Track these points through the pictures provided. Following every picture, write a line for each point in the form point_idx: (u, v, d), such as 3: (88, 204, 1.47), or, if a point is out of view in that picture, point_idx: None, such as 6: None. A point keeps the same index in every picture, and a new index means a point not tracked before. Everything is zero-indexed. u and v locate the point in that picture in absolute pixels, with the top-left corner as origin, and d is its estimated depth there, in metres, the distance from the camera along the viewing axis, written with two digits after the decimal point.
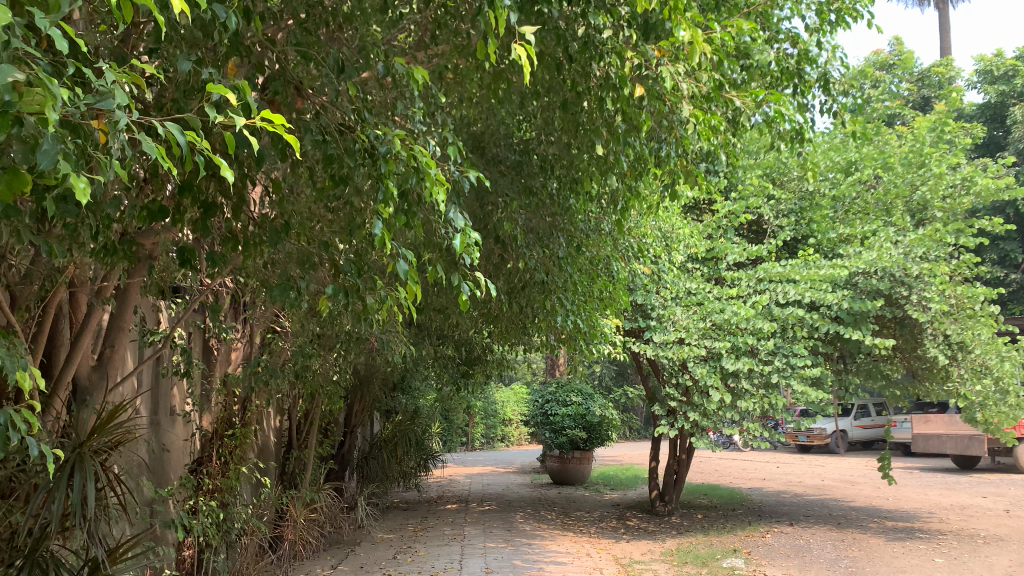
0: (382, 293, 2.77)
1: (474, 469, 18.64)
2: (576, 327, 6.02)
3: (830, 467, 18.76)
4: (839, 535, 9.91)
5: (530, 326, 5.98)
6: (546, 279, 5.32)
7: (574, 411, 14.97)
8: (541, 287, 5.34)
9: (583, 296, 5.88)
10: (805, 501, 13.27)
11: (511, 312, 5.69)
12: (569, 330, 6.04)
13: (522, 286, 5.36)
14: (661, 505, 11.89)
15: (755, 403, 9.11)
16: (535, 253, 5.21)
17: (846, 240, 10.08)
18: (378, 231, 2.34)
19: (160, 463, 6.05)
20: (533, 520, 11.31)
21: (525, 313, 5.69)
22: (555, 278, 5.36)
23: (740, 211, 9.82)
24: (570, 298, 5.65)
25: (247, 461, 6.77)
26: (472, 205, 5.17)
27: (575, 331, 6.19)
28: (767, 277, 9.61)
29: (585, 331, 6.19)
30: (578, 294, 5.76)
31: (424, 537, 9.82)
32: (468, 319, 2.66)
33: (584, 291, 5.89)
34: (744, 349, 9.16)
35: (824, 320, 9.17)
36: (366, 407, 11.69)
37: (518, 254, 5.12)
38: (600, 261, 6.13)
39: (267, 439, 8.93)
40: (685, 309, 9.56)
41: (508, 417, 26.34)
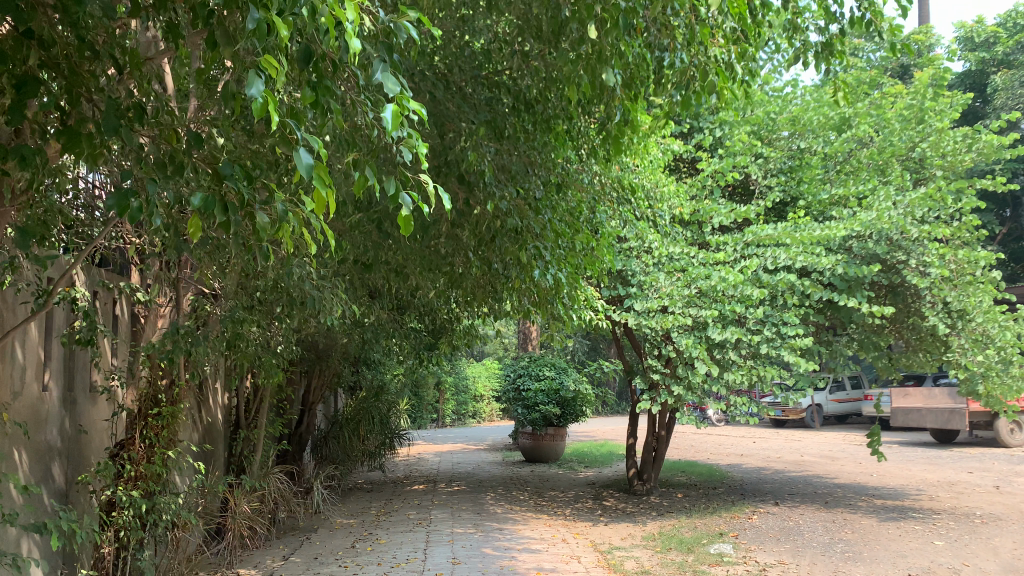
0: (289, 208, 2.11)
1: (443, 447, 17.88)
2: (553, 286, 5.21)
3: (808, 442, 18.33)
4: (829, 516, 9.36)
5: (500, 286, 5.22)
6: (520, 226, 4.45)
7: (547, 386, 14.42)
8: (515, 237, 4.47)
9: (565, 250, 5.13)
10: (787, 478, 12.74)
11: (478, 270, 4.88)
12: (546, 292, 5.28)
13: (492, 236, 4.48)
14: (639, 484, 11.26)
15: (743, 376, 8.48)
16: (508, 193, 4.37)
17: (839, 202, 9.42)
18: (254, 93, 1.65)
19: (74, 448, 5.28)
20: (504, 502, 10.63)
21: (498, 272, 4.87)
22: (530, 224, 4.50)
23: (727, 170, 9.07)
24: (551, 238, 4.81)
25: (178, 444, 5.92)
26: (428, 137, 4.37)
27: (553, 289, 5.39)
28: (756, 241, 8.95)
29: (563, 294, 5.43)
30: (558, 247, 4.93)
31: (386, 523, 9.06)
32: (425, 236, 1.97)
33: (564, 243, 5.08)
34: (731, 318, 8.50)
35: (817, 287, 8.56)
36: (324, 383, 10.89)
37: (486, 195, 4.26)
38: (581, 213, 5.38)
39: (210, 419, 8.10)
40: (669, 275, 8.85)
41: (479, 393, 25.54)
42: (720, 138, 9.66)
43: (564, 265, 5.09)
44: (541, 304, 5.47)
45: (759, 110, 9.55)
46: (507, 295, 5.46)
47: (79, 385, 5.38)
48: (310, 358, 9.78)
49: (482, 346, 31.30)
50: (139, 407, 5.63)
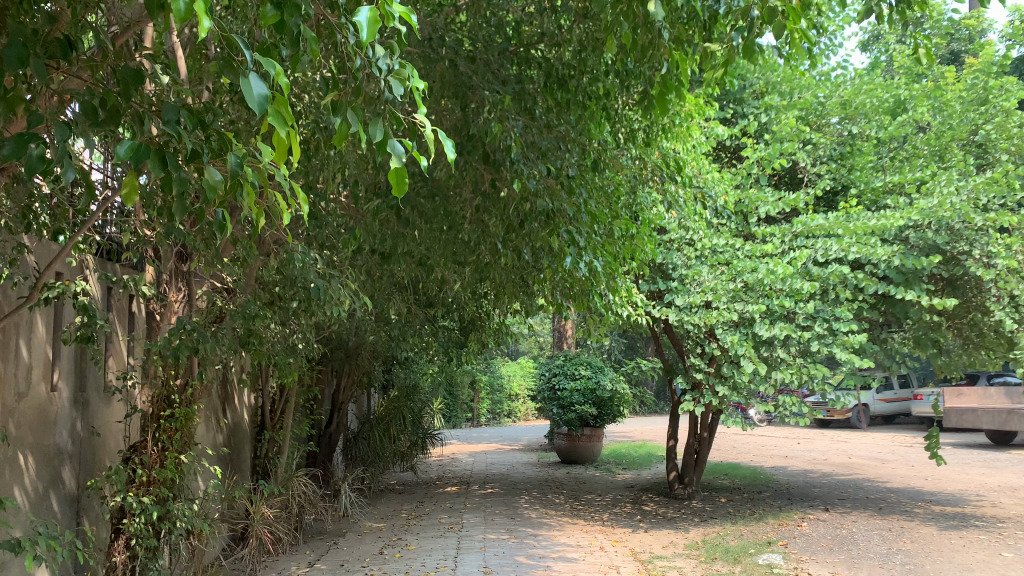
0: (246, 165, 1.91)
1: (478, 448, 17.54)
2: (588, 275, 4.77)
3: (856, 444, 17.61)
4: (886, 524, 8.79)
5: (532, 278, 4.83)
6: (552, 207, 4.03)
7: (583, 385, 14.02)
8: (545, 221, 4.03)
9: (603, 237, 4.71)
10: (836, 482, 12.14)
11: (507, 259, 4.49)
12: (582, 283, 4.87)
13: (520, 221, 4.02)
14: (680, 487, 10.79)
15: (792, 374, 7.99)
16: (538, 171, 3.96)
17: (894, 189, 8.86)
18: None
19: (85, 451, 4.98)
20: (540, 506, 10.24)
21: (529, 261, 4.47)
22: (564, 206, 4.08)
23: (773, 156, 8.58)
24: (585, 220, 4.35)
25: (194, 447, 5.62)
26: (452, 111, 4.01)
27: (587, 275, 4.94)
28: (806, 232, 8.46)
29: (601, 286, 5.03)
30: (596, 232, 4.53)
31: (417, 527, 8.74)
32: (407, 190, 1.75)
33: (600, 227, 4.64)
34: (780, 313, 8.02)
35: (871, 280, 8.05)
36: (355, 383, 10.62)
37: (514, 172, 3.86)
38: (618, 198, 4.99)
39: (235, 419, 7.87)
40: (712, 269, 8.39)
41: (514, 392, 25.17)
42: (765, 125, 9.17)
43: (601, 251, 4.64)
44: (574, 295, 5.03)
45: (807, 94, 9.05)
46: (540, 287, 5.08)
47: (91, 385, 5.11)
48: (338, 357, 9.52)
49: (518, 344, 30.91)
50: (153, 408, 5.34)
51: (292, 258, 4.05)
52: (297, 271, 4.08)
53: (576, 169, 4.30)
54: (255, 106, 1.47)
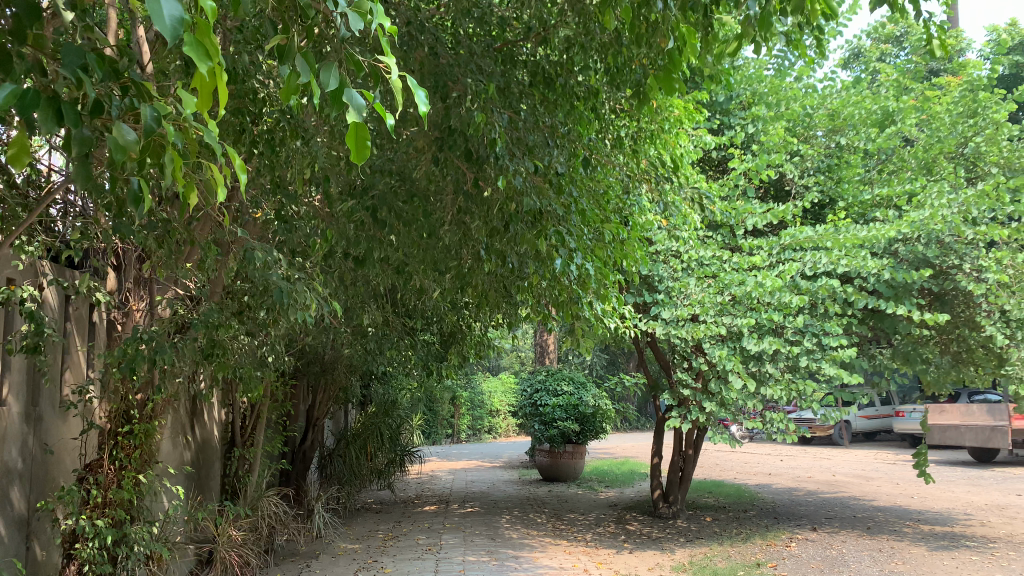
0: (166, 122, 1.71)
1: (458, 465, 17.17)
2: (576, 281, 4.53)
3: (839, 461, 17.45)
4: (876, 545, 8.58)
5: (517, 285, 4.58)
6: (539, 207, 3.79)
7: (566, 401, 13.75)
8: (530, 222, 3.78)
9: (592, 242, 4.48)
10: (822, 501, 11.93)
11: (490, 264, 4.24)
12: (569, 291, 4.62)
13: (505, 223, 3.79)
14: (664, 506, 10.53)
15: (781, 390, 7.78)
16: (524, 168, 3.72)
17: (882, 203, 8.73)
18: None
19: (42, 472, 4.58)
20: (521, 526, 9.93)
21: (515, 266, 4.22)
22: (551, 206, 3.83)
23: (761, 167, 8.41)
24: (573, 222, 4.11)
25: (157, 466, 5.27)
26: (434, 105, 3.77)
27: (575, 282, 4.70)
28: (794, 244, 8.30)
29: (588, 295, 4.78)
30: (585, 236, 4.28)
31: (393, 549, 8.41)
32: (369, 155, 1.61)
33: (589, 231, 4.41)
34: (768, 327, 7.82)
35: (860, 294, 7.88)
36: (330, 398, 10.30)
37: (498, 168, 3.61)
38: (606, 203, 4.76)
39: (203, 435, 7.53)
40: (699, 282, 8.18)
41: (495, 408, 24.79)
42: (751, 137, 9.01)
43: (590, 257, 4.41)
44: (561, 302, 4.78)
45: (794, 105, 8.90)
46: (525, 294, 4.84)
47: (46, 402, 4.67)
48: (314, 371, 9.22)
49: (498, 358, 30.56)
50: (111, 424, 4.98)
51: (257, 262, 3.77)
52: (263, 276, 3.81)
53: (564, 168, 4.05)
54: (169, 34, 1.25)
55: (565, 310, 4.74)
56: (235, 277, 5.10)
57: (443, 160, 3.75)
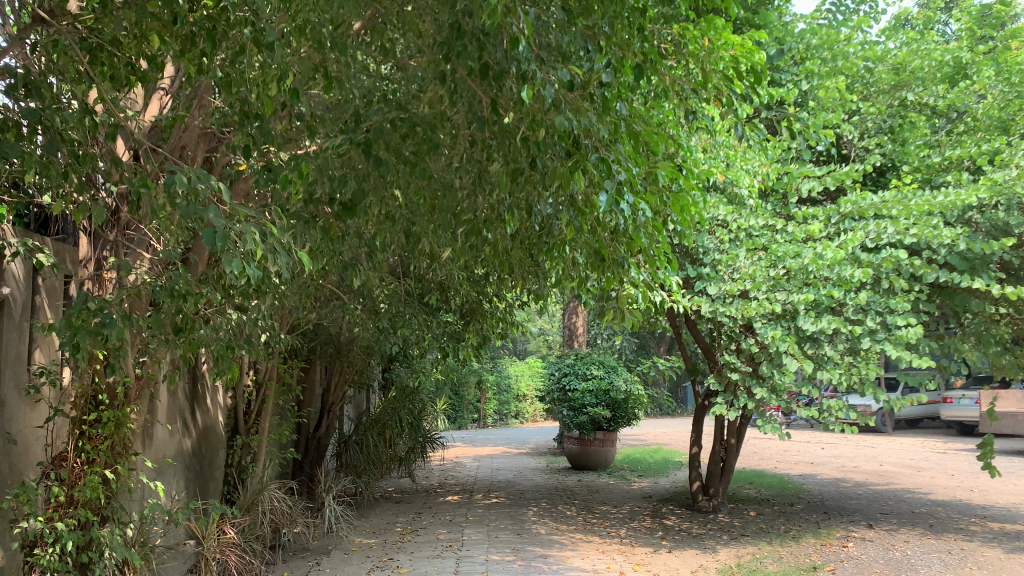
0: None
1: (483, 451, 16.52)
2: (624, 236, 3.72)
3: (884, 450, 16.56)
4: (943, 545, 7.76)
5: (548, 241, 3.81)
6: (575, 128, 2.99)
7: (596, 386, 13.02)
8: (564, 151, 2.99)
9: (641, 186, 3.67)
10: (874, 493, 11.09)
11: (514, 213, 3.45)
12: (610, 248, 3.83)
13: (532, 152, 3.00)
14: (704, 499, 9.77)
15: (841, 375, 6.99)
16: (557, 79, 2.94)
17: (953, 166, 7.83)
18: None
19: (13, 466, 3.84)
20: (550, 519, 9.23)
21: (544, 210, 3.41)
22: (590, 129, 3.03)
23: (818, 128, 7.58)
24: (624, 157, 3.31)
25: (134, 459, 4.58)
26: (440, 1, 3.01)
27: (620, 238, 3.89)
28: (854, 212, 7.48)
29: (632, 256, 3.99)
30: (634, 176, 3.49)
31: (411, 545, 7.74)
32: None
33: (640, 174, 3.59)
34: (827, 304, 7.01)
35: (929, 267, 7.06)
36: (346, 382, 9.67)
37: (522, 76, 2.83)
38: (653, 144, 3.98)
39: (206, 422, 6.96)
40: (749, 254, 7.38)
41: (522, 392, 24.09)
42: (804, 96, 8.19)
43: (639, 204, 3.58)
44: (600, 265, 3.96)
45: (854, 60, 8.07)
46: (556, 253, 4.10)
47: (13, 381, 3.88)
48: (327, 354, 8.61)
49: (526, 341, 29.91)
50: (78, 411, 4.27)
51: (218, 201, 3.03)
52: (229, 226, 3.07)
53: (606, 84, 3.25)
54: None
55: (606, 277, 3.90)
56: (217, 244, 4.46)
57: (453, 73, 2.97)
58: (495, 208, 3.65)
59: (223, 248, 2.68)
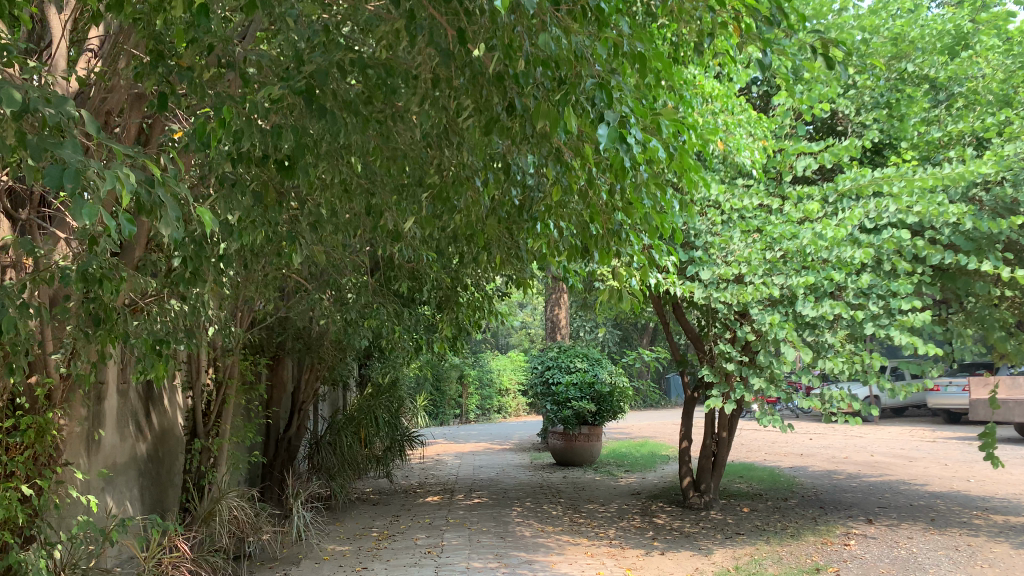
0: None
1: (465, 448, 16.02)
2: (620, 199, 3.22)
3: (873, 439, 16.25)
4: (949, 542, 7.37)
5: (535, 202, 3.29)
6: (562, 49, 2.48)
7: (580, 379, 12.59)
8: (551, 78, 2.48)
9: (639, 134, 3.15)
10: (869, 486, 10.72)
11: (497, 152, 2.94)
12: (601, 209, 3.32)
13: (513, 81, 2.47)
14: (695, 495, 9.34)
15: (843, 364, 6.54)
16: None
17: (954, 141, 7.44)
18: None
19: None
20: (534, 520, 8.74)
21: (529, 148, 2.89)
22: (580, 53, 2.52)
23: (813, 102, 7.14)
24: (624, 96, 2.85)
25: (62, 472, 4.03)
26: None
27: (615, 206, 3.41)
28: (853, 191, 7.05)
29: (625, 223, 3.48)
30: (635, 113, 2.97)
31: (387, 552, 7.22)
32: None
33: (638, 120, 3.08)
34: (827, 288, 6.57)
35: (932, 247, 6.64)
36: (317, 378, 9.14)
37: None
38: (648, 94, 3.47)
39: (163, 424, 6.45)
40: (743, 236, 6.93)
41: (505, 387, 23.57)
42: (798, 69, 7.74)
43: (637, 153, 3.07)
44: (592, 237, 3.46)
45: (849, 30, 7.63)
46: (541, 220, 3.58)
47: None
48: (296, 350, 8.08)
49: (507, 335, 29.41)
50: None
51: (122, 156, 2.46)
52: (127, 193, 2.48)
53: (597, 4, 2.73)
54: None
55: (599, 251, 3.39)
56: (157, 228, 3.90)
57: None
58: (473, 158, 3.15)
59: (77, 190, 1.96)
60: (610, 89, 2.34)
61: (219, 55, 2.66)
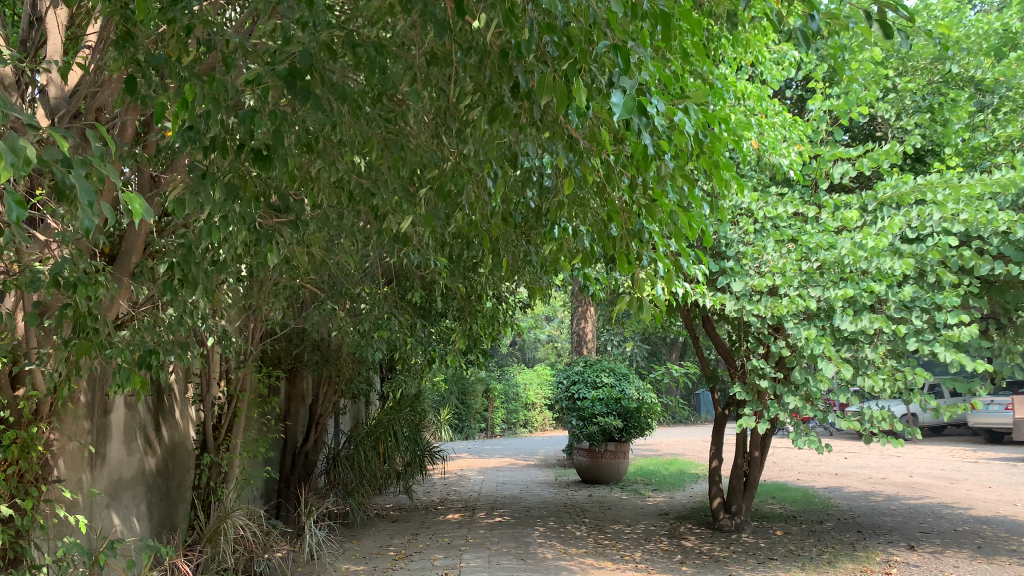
0: None
1: (489, 463, 15.71)
2: (644, 194, 2.90)
3: (912, 459, 15.65)
4: (999, 572, 6.90)
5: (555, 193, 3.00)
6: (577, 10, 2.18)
7: (606, 394, 12.26)
8: (565, 43, 2.18)
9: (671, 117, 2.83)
10: (910, 509, 10.23)
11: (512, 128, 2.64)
12: (626, 204, 3.00)
13: (521, 48, 2.17)
14: (726, 518, 8.93)
15: (884, 382, 6.15)
16: None
17: (1002, 146, 7.05)
18: None
19: None
20: (557, 542, 8.39)
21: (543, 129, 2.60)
22: (602, 15, 2.21)
23: (851, 105, 6.77)
24: (650, 70, 2.55)
25: (50, 489, 3.80)
26: None
27: (639, 205, 3.07)
28: (895, 198, 6.67)
29: (649, 223, 3.15)
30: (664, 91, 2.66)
31: (402, 573, 6.93)
32: None
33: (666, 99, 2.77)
34: (868, 301, 6.19)
35: (980, 258, 6.23)
36: (334, 392, 8.90)
37: None
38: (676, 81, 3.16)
39: (174, 438, 6.24)
40: (777, 246, 6.58)
41: (531, 401, 23.23)
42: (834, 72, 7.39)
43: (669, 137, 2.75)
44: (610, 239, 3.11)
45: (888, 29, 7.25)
46: (561, 216, 3.27)
47: None
48: (313, 362, 7.85)
49: (534, 348, 29.07)
50: None
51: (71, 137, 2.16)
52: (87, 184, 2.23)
53: None
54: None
55: (618, 254, 3.01)
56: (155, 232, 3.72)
57: None
58: (485, 137, 2.85)
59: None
60: (627, 52, 2.03)
61: (201, 38, 2.45)
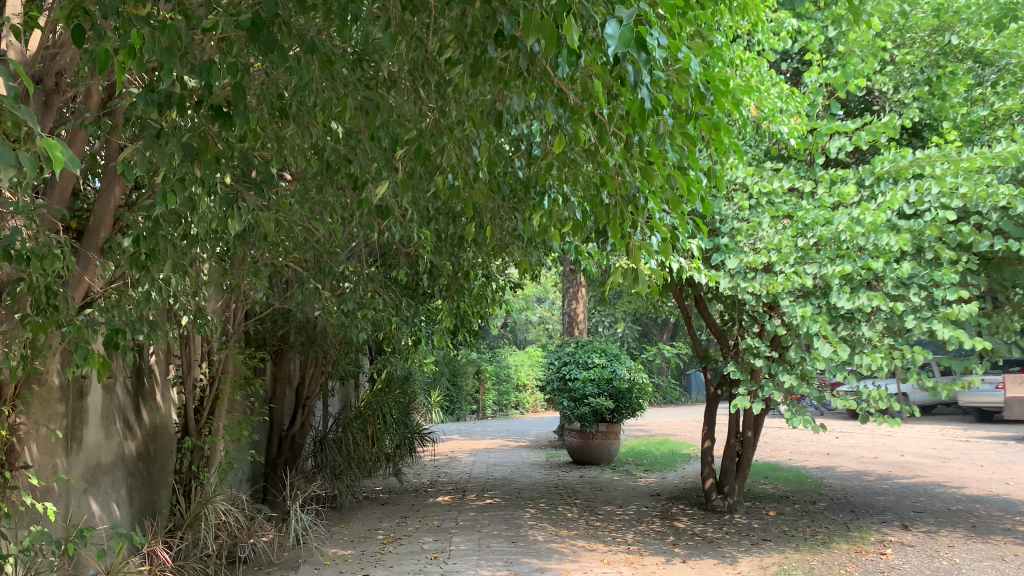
0: None
1: (480, 444, 15.62)
2: (641, 156, 2.73)
3: (903, 438, 15.64)
4: (994, 552, 6.83)
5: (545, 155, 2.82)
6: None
7: (598, 375, 12.15)
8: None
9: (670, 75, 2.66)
10: (902, 488, 10.17)
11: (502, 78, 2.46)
12: (622, 168, 2.82)
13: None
14: (718, 498, 8.84)
15: (881, 360, 6.03)
16: None
17: (1001, 120, 6.90)
18: None
19: None
20: (548, 524, 8.29)
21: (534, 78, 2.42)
22: None
23: (848, 79, 6.62)
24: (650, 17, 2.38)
25: (15, 476, 3.64)
26: None
27: (634, 170, 2.90)
28: (892, 173, 6.53)
29: (645, 191, 2.98)
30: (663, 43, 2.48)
31: (391, 557, 6.80)
32: None
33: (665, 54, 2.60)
34: (864, 278, 6.07)
35: (979, 234, 6.10)
36: (320, 373, 8.74)
37: None
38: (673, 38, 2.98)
39: (156, 421, 6.08)
40: (773, 222, 6.44)
41: (522, 383, 23.14)
42: (830, 44, 7.22)
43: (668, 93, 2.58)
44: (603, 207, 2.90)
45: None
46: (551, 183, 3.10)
47: None
48: (298, 343, 7.68)
49: (525, 330, 28.96)
50: None
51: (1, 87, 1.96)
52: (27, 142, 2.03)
53: None
54: None
55: (610, 221, 2.81)
56: (124, 205, 3.56)
57: None
58: (474, 92, 2.67)
59: None
60: None
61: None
